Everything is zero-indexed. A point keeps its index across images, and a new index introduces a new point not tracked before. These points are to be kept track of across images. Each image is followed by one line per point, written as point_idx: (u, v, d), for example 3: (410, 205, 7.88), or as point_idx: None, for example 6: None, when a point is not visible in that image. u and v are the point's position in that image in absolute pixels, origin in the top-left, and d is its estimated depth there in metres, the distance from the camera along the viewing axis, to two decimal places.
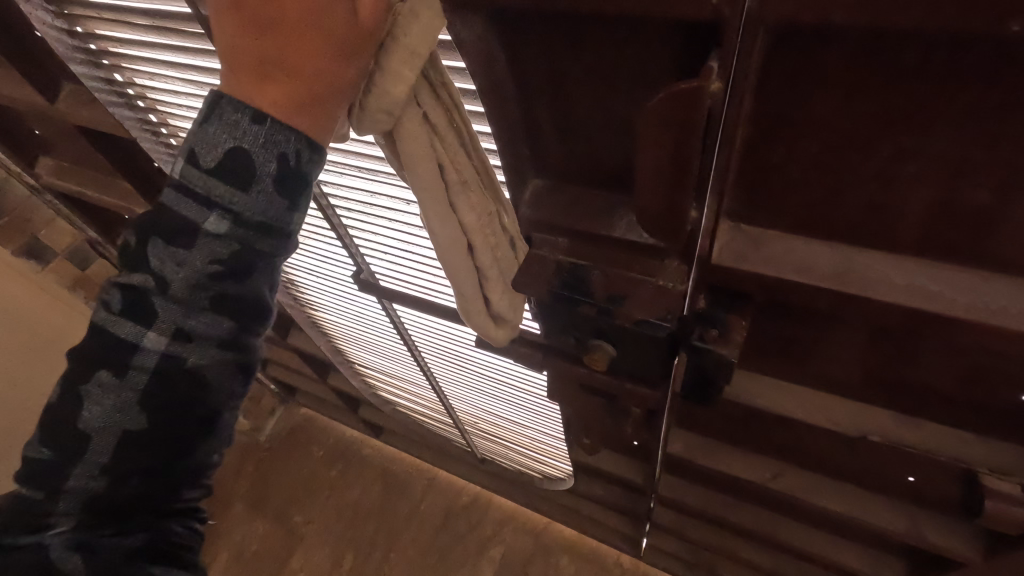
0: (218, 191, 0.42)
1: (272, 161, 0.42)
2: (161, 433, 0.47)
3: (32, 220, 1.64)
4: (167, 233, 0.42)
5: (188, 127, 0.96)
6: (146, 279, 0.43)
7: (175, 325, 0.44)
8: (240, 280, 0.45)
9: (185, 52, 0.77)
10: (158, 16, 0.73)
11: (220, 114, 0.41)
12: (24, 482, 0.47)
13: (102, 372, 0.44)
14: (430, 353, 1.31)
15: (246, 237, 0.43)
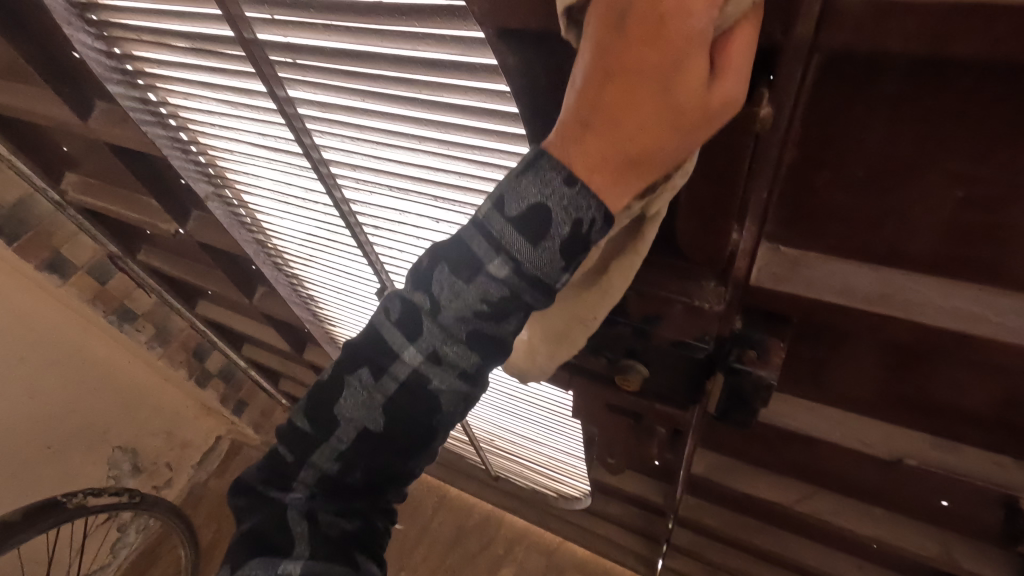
0: (506, 234, 0.41)
1: (566, 220, 0.40)
2: (393, 441, 0.48)
3: (56, 235, 1.66)
4: (454, 262, 0.44)
5: (218, 145, 0.98)
6: (424, 301, 0.45)
7: (431, 347, 0.45)
8: (497, 320, 0.44)
9: (222, 73, 0.78)
10: (198, 39, 0.75)
11: (535, 169, 0.40)
12: (285, 445, 0.51)
13: (363, 368, 0.48)
14: None
15: (519, 285, 0.42)
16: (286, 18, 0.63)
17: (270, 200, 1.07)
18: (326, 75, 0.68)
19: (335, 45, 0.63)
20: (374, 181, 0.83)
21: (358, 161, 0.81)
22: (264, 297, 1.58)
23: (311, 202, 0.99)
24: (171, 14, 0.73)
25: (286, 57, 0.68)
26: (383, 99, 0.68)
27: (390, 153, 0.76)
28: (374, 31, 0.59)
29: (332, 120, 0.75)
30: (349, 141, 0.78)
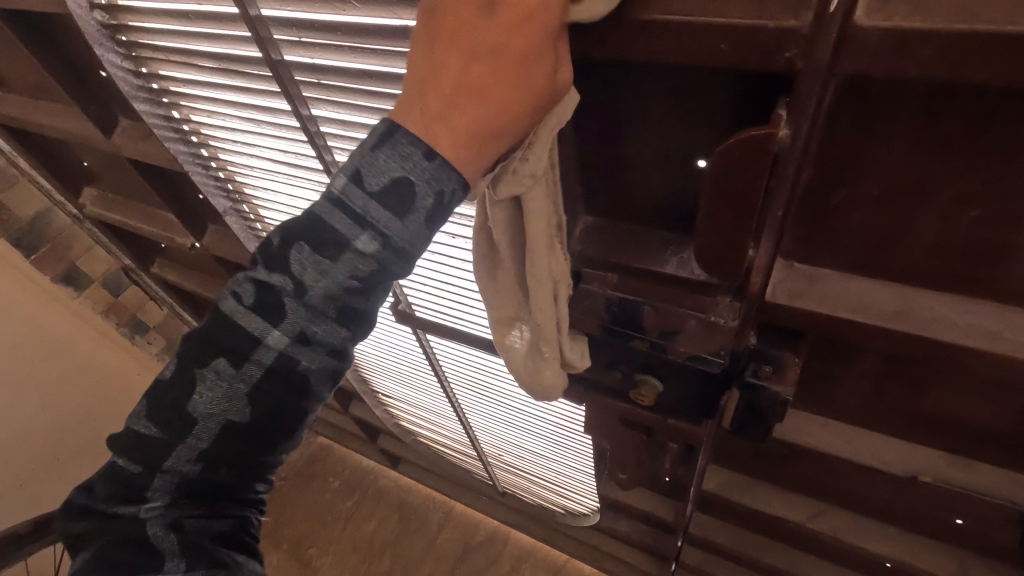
0: (370, 211, 0.42)
1: (429, 195, 0.42)
2: (260, 430, 0.48)
3: (73, 247, 1.69)
4: (314, 240, 0.43)
5: (238, 162, 1.00)
6: (281, 283, 0.44)
7: (296, 330, 0.45)
8: (363, 297, 0.45)
9: (246, 92, 0.81)
10: (225, 60, 0.77)
11: (393, 141, 0.42)
12: (124, 454, 0.47)
13: (218, 359, 0.45)
14: (461, 385, 1.32)
15: (386, 258, 0.44)
16: (314, 40, 0.66)
17: (287, 215, 1.09)
18: (350, 94, 0.71)
19: (361, 66, 0.65)
20: None
21: None
22: None
23: None
24: (200, 35, 0.76)
25: (310, 77, 0.71)
26: None
27: None
28: (399, 53, 0.61)
29: (353, 137, 0.77)
30: None
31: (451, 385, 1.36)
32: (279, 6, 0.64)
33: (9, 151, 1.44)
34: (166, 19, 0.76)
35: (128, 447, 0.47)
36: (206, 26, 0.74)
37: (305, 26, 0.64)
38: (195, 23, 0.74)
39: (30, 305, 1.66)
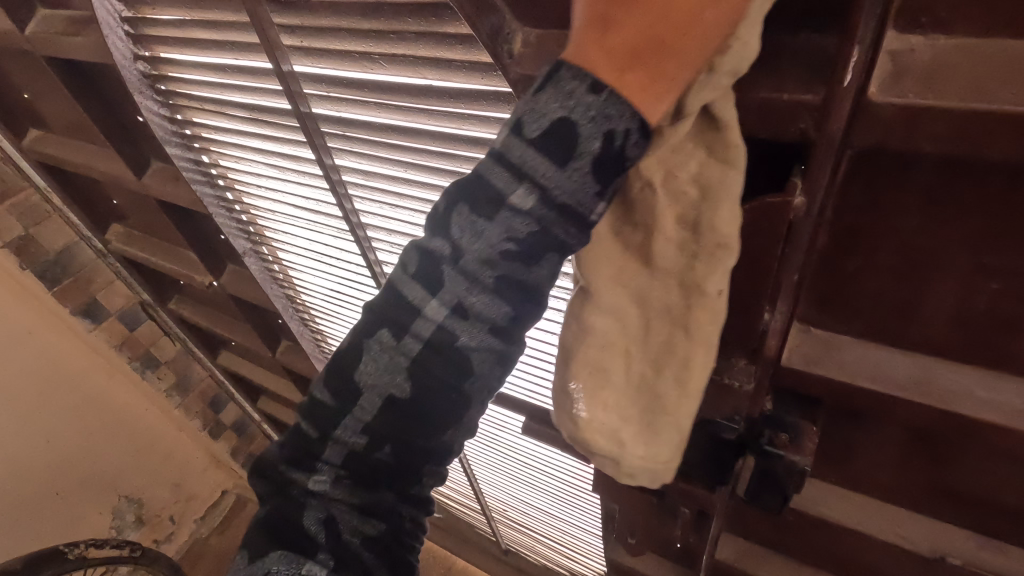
0: (452, 283, 0.34)
1: (596, 137, 0.30)
2: (428, 416, 0.36)
3: (94, 281, 1.72)
4: (390, 315, 0.36)
5: (261, 205, 1.03)
6: (440, 246, 0.34)
7: (454, 302, 0.34)
8: (535, 261, 0.33)
9: (274, 140, 0.84)
10: (256, 111, 0.81)
11: (491, 207, 0.32)
12: (302, 416, 0.39)
13: (382, 331, 0.36)
14: (467, 436, 1.30)
15: (549, 219, 0.32)
16: (341, 95, 0.68)
17: (304, 258, 1.11)
18: (372, 146, 0.73)
19: (384, 121, 0.68)
20: (408, 245, 0.86)
21: (394, 225, 0.84)
22: (288, 351, 1.60)
23: (344, 262, 1.03)
24: (233, 87, 0.80)
25: (336, 129, 0.73)
26: (424, 170, 0.71)
27: (427, 219, 0.79)
28: (422, 110, 0.64)
29: (373, 187, 0.79)
30: (388, 207, 0.82)
31: None
32: (311, 63, 0.67)
33: (45, 188, 1.50)
34: (203, 71, 0.80)
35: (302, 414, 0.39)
36: (240, 79, 0.77)
37: (334, 82, 0.67)
38: (230, 76, 0.78)
39: (49, 338, 1.68)
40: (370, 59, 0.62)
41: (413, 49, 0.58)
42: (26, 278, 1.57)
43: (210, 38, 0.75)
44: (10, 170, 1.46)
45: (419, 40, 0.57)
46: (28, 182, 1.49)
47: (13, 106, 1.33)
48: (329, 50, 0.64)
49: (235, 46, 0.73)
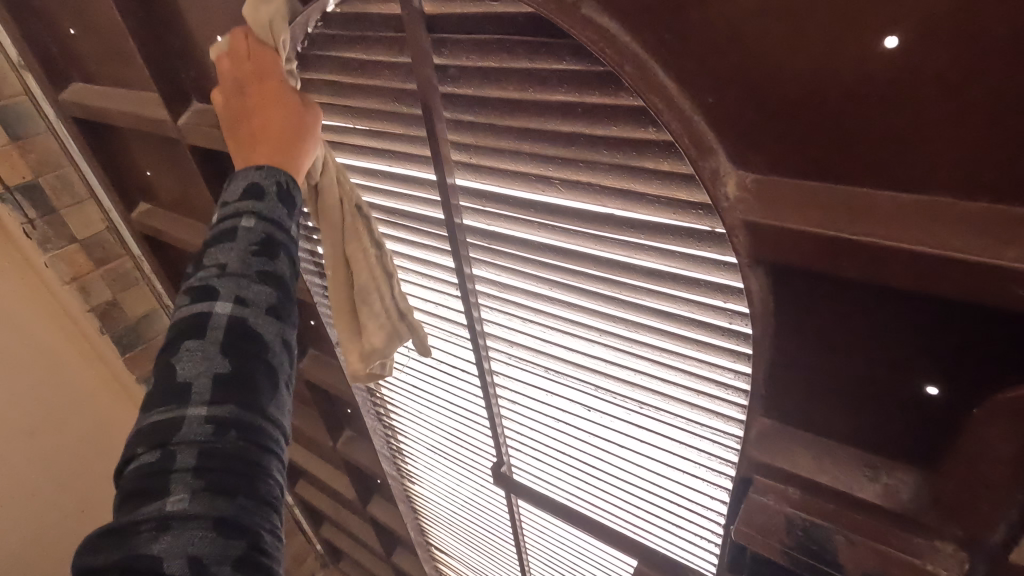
0: (229, 261, 0.54)
1: (275, 185, 0.57)
2: (250, 381, 0.52)
3: (163, 349, 1.70)
4: (194, 291, 0.53)
5: None
6: (208, 271, 0.54)
7: (235, 295, 0.53)
8: (271, 258, 0.56)
9: (406, 242, 0.83)
10: (395, 214, 0.80)
11: (232, 188, 0.57)
12: (141, 447, 0.48)
13: (187, 341, 0.51)
14: (543, 562, 1.20)
15: (269, 227, 0.56)
16: (498, 211, 0.68)
17: (397, 355, 1.07)
18: (524, 262, 0.71)
19: (545, 242, 0.66)
20: (529, 360, 0.82)
21: (519, 338, 0.80)
22: (349, 443, 1.50)
23: (444, 366, 0.98)
24: (376, 190, 0.80)
25: (482, 241, 0.72)
26: (573, 291, 0.69)
27: (562, 337, 0.75)
28: (591, 236, 0.62)
29: (507, 299, 0.77)
30: (518, 320, 0.78)
31: (529, 558, 1.23)
32: (476, 178, 0.67)
33: (141, 257, 1.55)
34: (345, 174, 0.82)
35: (137, 452, 0.48)
36: (385, 184, 0.78)
37: (494, 198, 0.67)
38: (377, 181, 0.79)
39: (104, 403, 1.72)
40: (546, 182, 0.61)
41: (599, 179, 0.58)
42: (102, 342, 1.58)
43: (361, 145, 0.76)
44: (111, 238, 1.50)
45: (609, 171, 0.57)
46: (126, 249, 1.53)
47: (132, 180, 1.40)
48: (502, 171, 0.64)
49: (392, 156, 0.74)
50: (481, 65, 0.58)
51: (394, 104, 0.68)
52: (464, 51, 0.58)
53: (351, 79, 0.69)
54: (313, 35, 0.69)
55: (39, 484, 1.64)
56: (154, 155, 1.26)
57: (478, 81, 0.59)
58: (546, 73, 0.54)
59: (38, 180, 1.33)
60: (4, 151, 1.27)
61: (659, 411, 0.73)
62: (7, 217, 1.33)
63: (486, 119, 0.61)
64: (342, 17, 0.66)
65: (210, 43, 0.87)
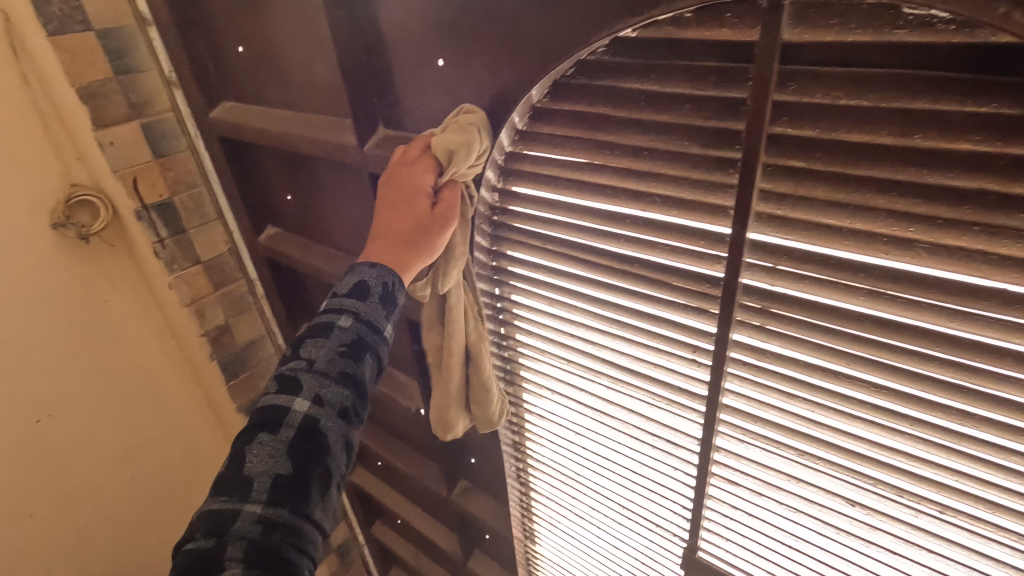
0: (320, 359, 0.63)
1: (378, 287, 0.67)
2: (305, 487, 0.58)
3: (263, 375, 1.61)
4: (286, 373, 0.62)
5: (551, 349, 0.90)
6: (299, 363, 0.62)
7: (315, 393, 0.61)
8: (356, 360, 0.64)
9: (632, 294, 0.73)
10: (633, 263, 0.69)
11: (342, 283, 0.68)
12: (198, 532, 0.54)
13: (262, 433, 0.59)
14: None
15: (359, 333, 0.65)
16: (796, 271, 0.57)
17: (565, 411, 0.95)
18: (820, 334, 0.60)
19: (872, 313, 0.55)
20: (777, 443, 0.71)
21: (769, 414, 0.69)
22: (464, 494, 1.38)
23: (635, 433, 0.86)
24: (614, 236, 0.70)
25: (759, 304, 0.62)
26: (890, 372, 0.58)
27: (839, 422, 0.65)
28: (947, 310, 0.52)
29: (771, 370, 0.66)
30: (779, 395, 0.67)
31: None
32: (779, 233, 0.57)
33: (257, 281, 1.48)
34: (574, 215, 0.72)
35: (194, 536, 0.54)
36: (632, 230, 0.67)
37: (805, 257, 0.56)
38: (620, 227, 0.68)
39: (197, 430, 1.65)
40: (902, 244, 0.51)
41: (994, 248, 0.48)
42: (209, 369, 1.50)
43: (613, 185, 0.66)
44: (231, 261, 1.44)
45: (1013, 238, 0.47)
46: (243, 272, 1.47)
47: (263, 203, 1.33)
48: (830, 226, 0.53)
49: (660, 202, 0.63)
50: (841, 105, 0.48)
51: (684, 143, 0.58)
52: (821, 86, 0.49)
53: (627, 114, 0.61)
54: (585, 60, 0.63)
55: (127, 512, 1.56)
56: (298, 179, 1.20)
57: (827, 122, 0.50)
58: (944, 118, 0.45)
59: (172, 199, 1.28)
60: (146, 168, 1.23)
61: (972, 519, 0.62)
62: (140, 236, 1.28)
63: (829, 167, 0.51)
64: (638, 45, 0.58)
65: (423, 66, 0.80)
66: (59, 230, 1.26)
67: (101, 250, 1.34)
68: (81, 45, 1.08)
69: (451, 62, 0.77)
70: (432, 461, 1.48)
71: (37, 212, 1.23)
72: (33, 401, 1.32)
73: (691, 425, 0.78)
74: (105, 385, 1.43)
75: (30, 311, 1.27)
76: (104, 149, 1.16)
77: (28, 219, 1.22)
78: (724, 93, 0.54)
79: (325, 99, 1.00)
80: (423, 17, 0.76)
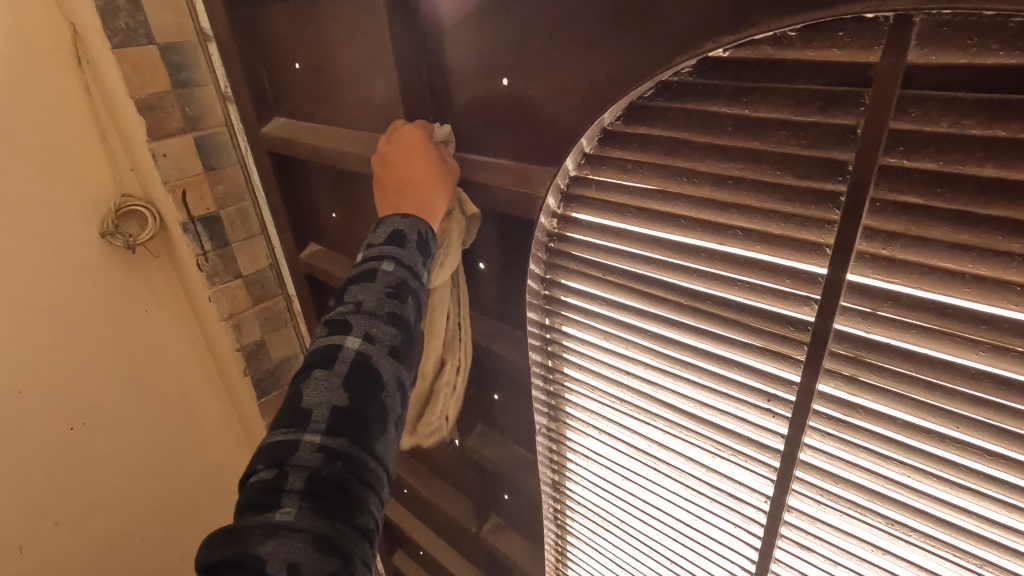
0: (365, 300, 0.69)
1: (415, 233, 0.74)
2: (364, 420, 0.62)
3: None
4: (341, 314, 0.68)
5: (602, 387, 0.84)
6: (347, 306, 0.69)
7: (365, 332, 0.67)
8: (400, 300, 0.70)
9: (701, 334, 0.67)
10: (705, 300, 0.64)
11: (376, 232, 0.75)
12: (261, 464, 0.58)
13: (317, 371, 0.64)
14: None
15: (402, 276, 0.71)
16: (900, 319, 0.52)
17: (613, 453, 0.89)
18: (927, 392, 0.53)
19: (990, 371, 0.49)
20: (861, 508, 0.63)
21: (854, 476, 0.62)
22: (495, 531, 1.31)
23: (691, 483, 0.79)
24: (684, 270, 0.64)
25: (853, 351, 0.56)
26: (1010, 441, 0.51)
27: (941, 490, 0.57)
28: None
29: (859, 426, 0.59)
30: (867, 455, 0.60)
31: None
32: (885, 276, 0.51)
33: (295, 298, 1.47)
34: (641, 246, 0.67)
35: (258, 467, 0.59)
36: (708, 265, 0.62)
37: (916, 304, 0.50)
38: (693, 260, 0.63)
39: (225, 445, 1.63)
40: None
41: None
42: (242, 384, 1.48)
43: (689, 216, 0.61)
44: (271, 276, 1.43)
45: None
46: (282, 289, 1.46)
47: (307, 219, 1.32)
48: (949, 271, 0.48)
49: (743, 236, 0.58)
50: (972, 135, 0.43)
51: (777, 174, 0.53)
52: (950, 114, 0.44)
53: (712, 139, 0.56)
54: (668, 82, 0.59)
55: (149, 527, 1.53)
56: (344, 196, 1.18)
57: (953, 155, 0.44)
58: None
59: (219, 212, 1.28)
60: (196, 181, 1.23)
61: None
62: (185, 248, 1.28)
63: (953, 205, 0.45)
64: (730, 66, 0.53)
65: (485, 87, 0.78)
66: (108, 239, 1.26)
67: (146, 260, 1.34)
68: (144, 58, 1.09)
69: (516, 82, 0.74)
70: (462, 494, 1.42)
71: (88, 221, 1.24)
72: (69, 408, 1.32)
73: (759, 480, 0.71)
74: (139, 396, 1.42)
75: (74, 318, 1.27)
76: (157, 161, 1.16)
77: (79, 226, 1.23)
78: (831, 120, 0.49)
79: (380, 117, 0.98)
80: (490, 33, 0.74)
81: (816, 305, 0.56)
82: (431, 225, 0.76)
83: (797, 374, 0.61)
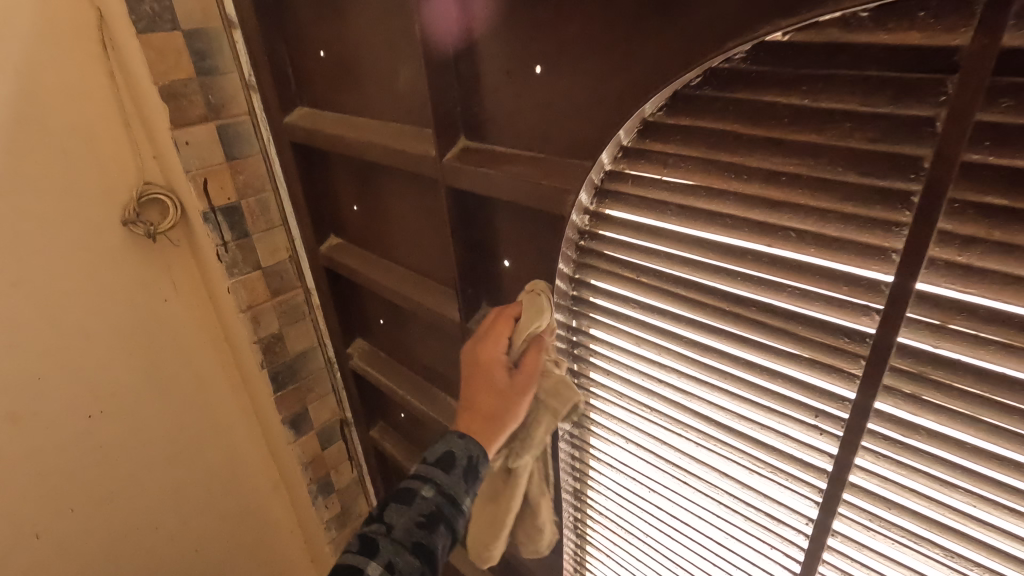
0: (397, 523, 0.74)
1: (463, 459, 0.76)
2: None
3: (312, 390, 1.55)
4: (371, 532, 0.74)
5: (630, 395, 0.80)
6: (379, 527, 0.74)
7: (387, 560, 0.71)
8: (431, 530, 0.73)
9: (742, 343, 0.62)
10: (750, 306, 0.59)
11: (433, 446, 0.79)
12: None
13: None
14: None
15: (437, 505, 0.75)
16: (973, 333, 0.47)
17: (641, 464, 0.84)
18: (1000, 416, 0.48)
19: None
20: (917, 535, 0.58)
21: (911, 503, 0.57)
22: None
23: (725, 499, 0.74)
24: (728, 273, 0.60)
25: (915, 367, 0.51)
26: None
27: (1012, 523, 0.52)
28: None
29: (917, 446, 0.54)
30: (927, 480, 0.55)
31: None
32: (958, 286, 0.46)
33: (314, 291, 1.45)
34: (682, 247, 0.63)
35: None
36: (754, 269, 0.57)
37: (994, 317, 0.45)
38: (737, 263, 0.58)
39: (241, 437, 1.62)
40: None
41: None
42: (259, 376, 1.47)
43: (736, 215, 0.57)
44: (291, 269, 1.41)
45: None
46: (301, 282, 1.43)
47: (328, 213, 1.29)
48: None
49: (796, 238, 0.53)
50: None
51: (839, 171, 0.49)
52: None
53: (765, 132, 0.52)
54: (717, 69, 0.54)
55: (164, 517, 1.53)
56: (365, 189, 1.15)
57: None
58: None
59: (239, 203, 1.26)
60: (218, 170, 1.21)
61: None
62: (205, 238, 1.27)
63: None
64: (789, 52, 0.49)
65: (517, 76, 0.74)
66: (129, 227, 1.25)
67: (166, 249, 1.33)
68: (168, 45, 1.08)
69: (550, 71, 0.70)
70: None
71: (109, 208, 1.23)
72: (87, 395, 1.31)
73: (801, 501, 0.66)
74: (156, 384, 1.41)
75: (94, 305, 1.27)
76: (179, 149, 1.15)
77: (101, 214, 1.22)
78: (905, 111, 0.44)
79: (404, 108, 0.95)
80: (524, 20, 0.70)
81: (877, 315, 0.51)
82: (486, 451, 0.77)
83: (852, 390, 0.56)
